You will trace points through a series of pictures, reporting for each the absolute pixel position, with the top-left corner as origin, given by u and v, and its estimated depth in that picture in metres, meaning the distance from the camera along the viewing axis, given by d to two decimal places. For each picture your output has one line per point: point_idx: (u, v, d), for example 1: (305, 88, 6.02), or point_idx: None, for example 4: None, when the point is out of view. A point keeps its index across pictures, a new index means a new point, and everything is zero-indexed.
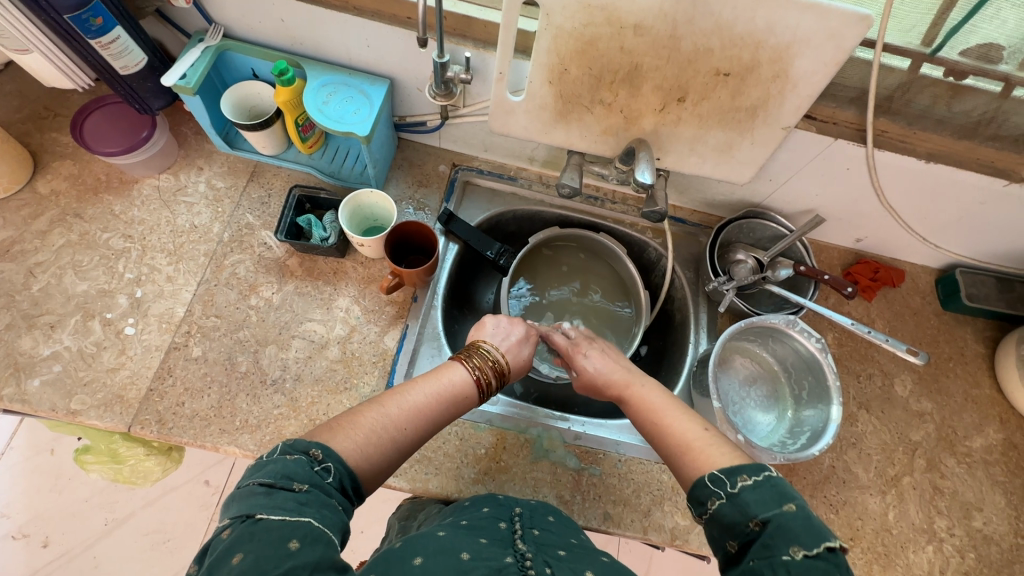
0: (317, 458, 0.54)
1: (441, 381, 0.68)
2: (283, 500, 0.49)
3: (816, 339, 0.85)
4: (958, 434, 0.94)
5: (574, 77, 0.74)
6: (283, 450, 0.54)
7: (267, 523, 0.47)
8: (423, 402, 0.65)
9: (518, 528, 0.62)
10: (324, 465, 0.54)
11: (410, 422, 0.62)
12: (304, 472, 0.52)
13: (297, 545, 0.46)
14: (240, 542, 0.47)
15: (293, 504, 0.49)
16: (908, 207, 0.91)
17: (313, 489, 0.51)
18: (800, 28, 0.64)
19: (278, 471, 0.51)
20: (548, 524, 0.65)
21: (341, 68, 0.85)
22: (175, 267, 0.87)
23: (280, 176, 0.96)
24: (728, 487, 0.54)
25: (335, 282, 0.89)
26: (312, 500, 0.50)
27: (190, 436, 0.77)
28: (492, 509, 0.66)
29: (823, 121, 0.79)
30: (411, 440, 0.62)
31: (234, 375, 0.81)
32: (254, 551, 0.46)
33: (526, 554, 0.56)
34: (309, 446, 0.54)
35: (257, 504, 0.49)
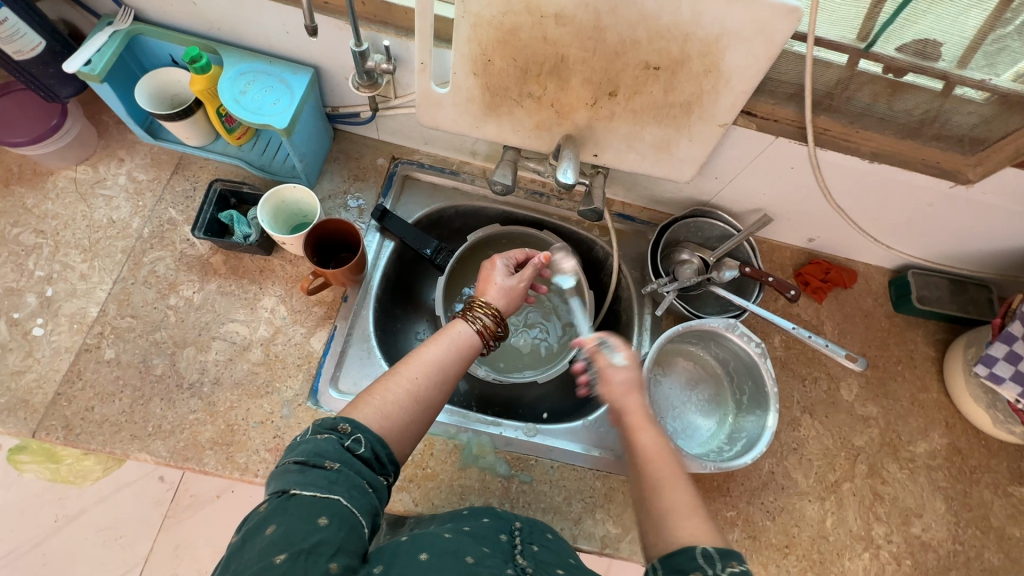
0: (346, 433, 0.56)
1: (452, 333, 0.68)
2: (316, 478, 0.52)
3: (756, 343, 0.83)
4: (903, 439, 0.93)
5: (499, 69, 0.70)
6: (314, 430, 0.56)
7: (299, 501, 0.49)
8: (439, 352, 0.66)
9: (518, 543, 0.61)
10: (354, 440, 0.55)
11: (423, 372, 0.62)
12: (335, 449, 0.54)
13: (324, 522, 0.48)
14: (272, 516, 0.49)
15: (324, 482, 0.51)
16: (857, 207, 0.88)
17: (344, 467, 0.53)
18: (727, 20, 0.61)
19: (309, 450, 0.53)
20: (548, 541, 0.64)
21: (261, 56, 0.80)
22: (89, 265, 0.83)
23: (206, 168, 0.91)
24: (717, 567, 0.47)
25: (261, 281, 0.85)
26: (341, 479, 0.52)
27: (98, 443, 0.74)
28: (492, 521, 0.65)
29: (763, 117, 0.75)
30: (428, 389, 0.61)
31: (148, 378, 0.78)
32: (284, 526, 0.48)
33: (527, 569, 0.56)
34: (340, 421, 0.56)
35: (291, 481, 0.51)
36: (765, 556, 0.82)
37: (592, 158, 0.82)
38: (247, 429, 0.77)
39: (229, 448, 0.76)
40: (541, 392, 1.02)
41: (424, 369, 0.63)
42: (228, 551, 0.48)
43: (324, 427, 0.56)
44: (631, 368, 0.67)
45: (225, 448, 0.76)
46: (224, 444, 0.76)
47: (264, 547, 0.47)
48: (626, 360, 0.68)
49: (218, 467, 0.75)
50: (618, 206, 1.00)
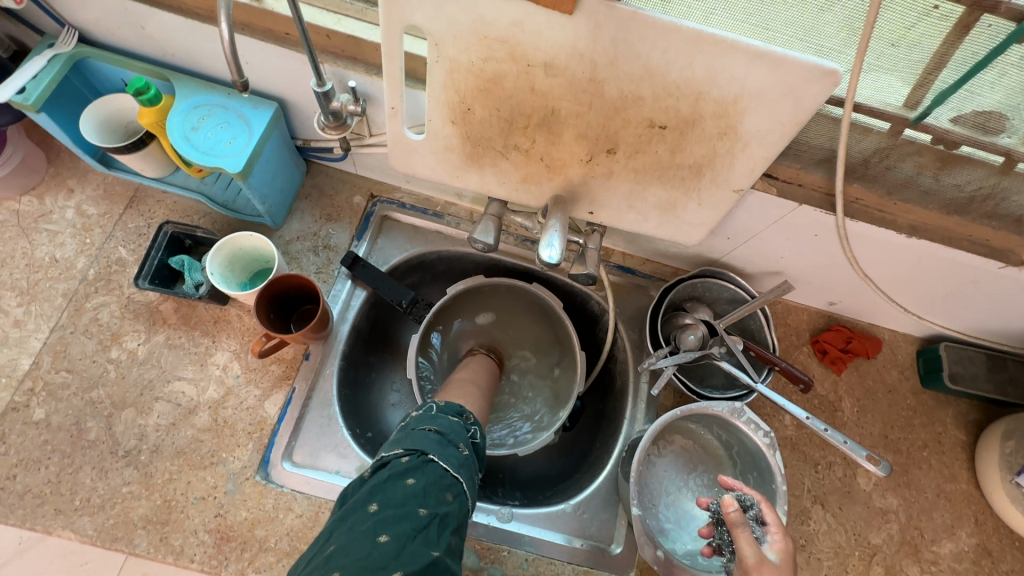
0: (469, 423, 0.65)
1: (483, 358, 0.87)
2: (450, 453, 0.58)
3: (764, 433, 0.73)
4: (925, 538, 0.83)
5: (480, 118, 0.61)
6: (444, 410, 0.64)
7: (438, 465, 0.56)
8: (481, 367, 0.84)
9: None
10: (474, 431, 0.64)
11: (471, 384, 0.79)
12: (462, 436, 0.61)
13: (451, 498, 0.55)
14: (412, 470, 0.55)
15: (455, 462, 0.58)
16: (888, 278, 0.77)
17: (469, 453, 0.60)
18: (748, 80, 0.51)
19: (446, 427, 0.61)
20: None
21: (219, 86, 0.72)
22: (26, 310, 0.75)
23: (164, 203, 0.83)
24: None
25: (214, 334, 0.77)
26: (465, 464, 0.59)
27: (18, 517, 0.66)
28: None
29: (785, 181, 0.65)
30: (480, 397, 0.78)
31: (80, 444, 0.70)
32: (425, 482, 0.54)
33: None
34: (468, 412, 0.65)
35: (431, 446, 0.57)
36: None
37: (587, 216, 0.72)
38: (186, 506, 0.69)
39: (163, 528, 0.68)
40: (524, 456, 0.93)
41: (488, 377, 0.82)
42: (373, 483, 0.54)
43: (452, 411, 0.64)
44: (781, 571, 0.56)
45: (159, 527, 0.68)
46: (159, 523, 0.68)
47: (407, 496, 0.52)
48: (777, 556, 0.58)
49: (150, 550, 0.67)
50: (617, 256, 0.90)
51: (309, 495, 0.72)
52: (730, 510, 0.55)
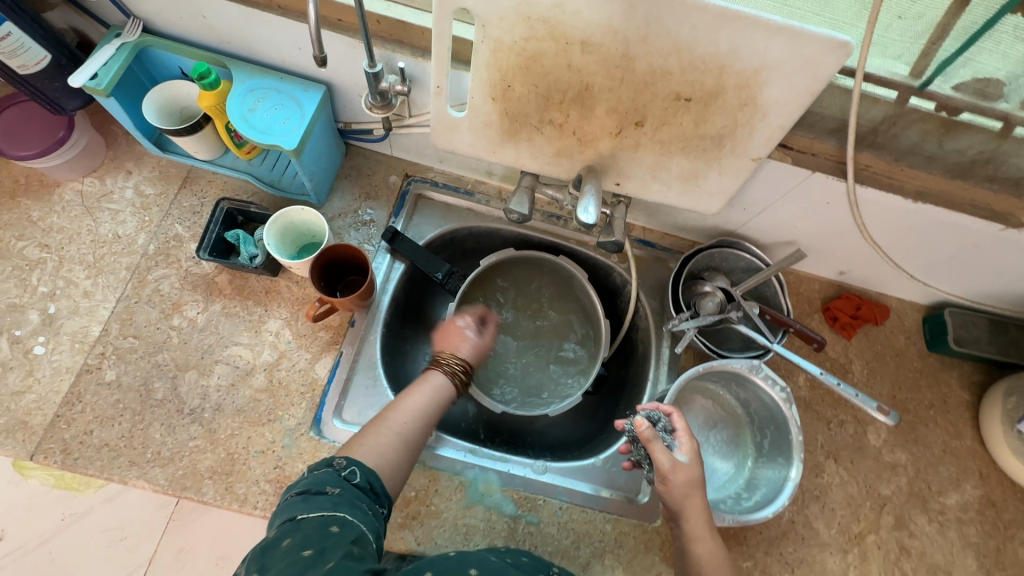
0: (342, 467, 0.60)
1: (429, 383, 0.75)
2: (319, 501, 0.54)
3: (781, 388, 0.78)
4: (932, 490, 0.88)
5: (519, 95, 0.67)
6: (311, 468, 0.59)
7: (308, 518, 0.53)
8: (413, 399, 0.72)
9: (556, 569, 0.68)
10: (350, 472, 0.59)
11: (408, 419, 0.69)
12: (334, 479, 0.57)
13: (337, 528, 0.52)
14: (285, 535, 0.52)
15: (328, 503, 0.54)
16: (895, 244, 0.83)
17: (346, 489, 0.57)
18: (768, 53, 0.56)
19: (309, 482, 0.57)
20: None
21: (272, 72, 0.77)
22: (93, 281, 0.81)
23: (214, 183, 0.89)
24: None
25: (266, 303, 0.83)
26: (343, 499, 0.55)
27: (96, 468, 0.72)
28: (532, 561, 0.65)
29: (800, 151, 0.71)
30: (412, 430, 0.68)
31: (149, 403, 0.76)
32: (299, 536, 0.51)
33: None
34: (336, 457, 0.60)
35: (297, 508, 0.54)
36: None
37: (614, 187, 0.77)
38: (248, 458, 0.75)
39: (228, 478, 0.74)
40: (552, 420, 0.99)
41: (416, 411, 0.70)
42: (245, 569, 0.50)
43: (322, 464, 0.60)
44: (690, 468, 0.66)
45: (225, 477, 0.74)
46: (223, 473, 0.74)
47: (284, 553, 0.49)
48: (688, 456, 0.67)
49: (217, 497, 0.73)
50: (638, 231, 0.96)
51: None
52: (641, 429, 0.65)
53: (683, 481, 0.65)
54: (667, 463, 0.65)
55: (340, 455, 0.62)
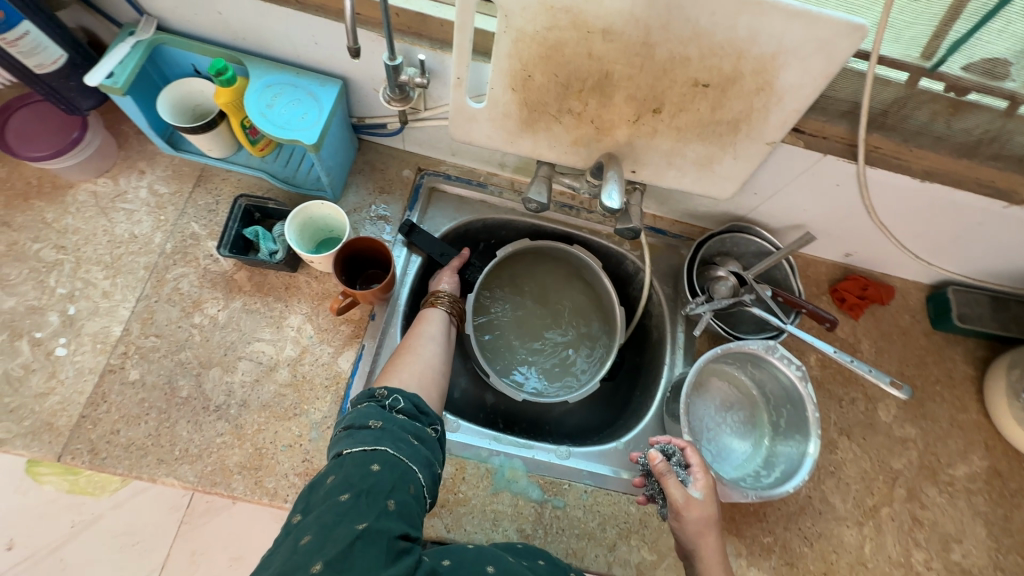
0: (384, 398, 0.63)
1: (430, 318, 0.82)
2: (363, 436, 0.58)
3: (797, 367, 0.80)
4: (941, 462, 0.91)
5: (539, 85, 0.68)
6: (355, 403, 0.64)
7: (352, 454, 0.56)
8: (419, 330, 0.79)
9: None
10: (392, 401, 0.63)
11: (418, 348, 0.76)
12: (378, 413, 0.61)
13: (377, 466, 0.55)
14: (333, 470, 0.56)
15: (371, 438, 0.58)
16: (902, 225, 0.85)
17: (387, 424, 0.60)
18: (786, 37, 0.58)
19: (356, 416, 0.61)
20: None
21: (288, 67, 0.78)
22: (112, 282, 0.80)
23: (229, 181, 0.89)
24: None
25: (287, 299, 0.83)
26: (386, 433, 0.59)
27: (124, 467, 0.72)
28: (549, 565, 0.62)
29: (811, 134, 0.72)
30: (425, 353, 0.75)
31: (174, 401, 0.76)
32: (343, 474, 0.54)
33: None
34: (376, 390, 0.64)
35: (344, 444, 0.58)
36: None
37: (629, 175, 0.79)
38: (276, 453, 0.75)
39: (257, 473, 0.74)
40: (569, 408, 1.00)
41: (425, 339, 0.78)
42: (299, 501, 0.54)
43: (365, 397, 0.64)
44: (705, 506, 0.67)
45: (254, 472, 0.74)
46: (252, 468, 0.74)
47: (328, 491, 0.53)
48: (702, 494, 0.68)
49: (247, 492, 0.73)
50: (649, 219, 0.97)
51: None
52: (656, 462, 0.67)
53: (696, 518, 0.67)
54: (680, 498, 0.67)
55: (381, 387, 0.66)
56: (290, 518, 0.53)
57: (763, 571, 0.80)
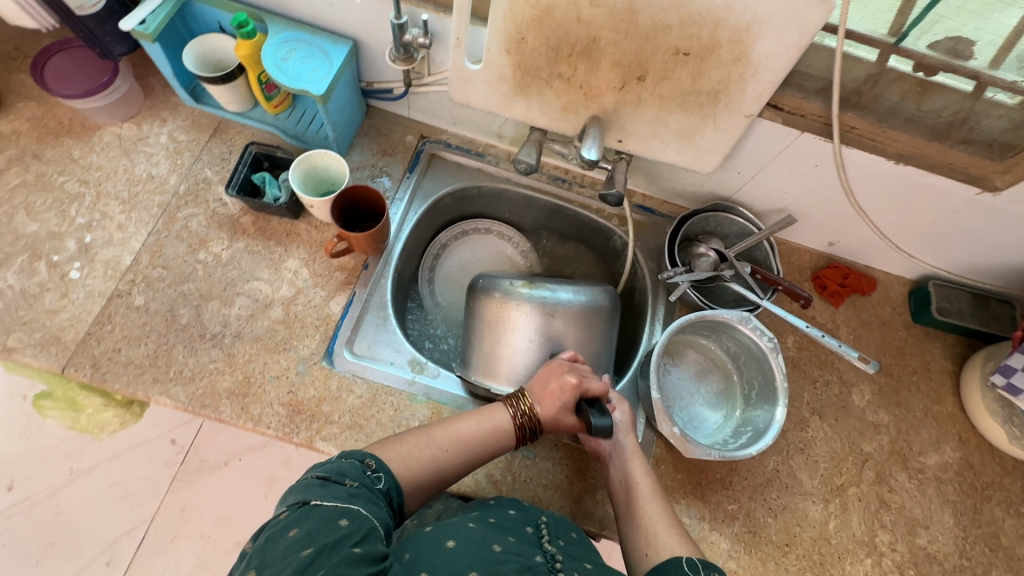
0: (370, 466, 0.63)
1: (488, 418, 0.74)
2: (337, 490, 0.58)
3: (768, 338, 0.82)
4: (913, 449, 0.92)
5: (532, 48, 0.73)
6: (340, 457, 0.64)
7: (321, 507, 0.56)
8: (466, 430, 0.72)
9: (545, 534, 0.67)
10: (375, 476, 0.63)
11: (452, 447, 0.70)
12: (356, 471, 0.61)
13: (345, 522, 0.54)
14: (297, 521, 0.55)
15: (344, 494, 0.58)
16: (881, 211, 0.88)
17: (362, 487, 0.60)
18: (759, 7, 0.62)
19: (334, 469, 0.61)
20: (574, 538, 0.70)
21: (305, 26, 0.84)
22: (127, 216, 0.86)
23: (243, 134, 0.95)
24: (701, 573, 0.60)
25: (287, 244, 0.88)
26: (359, 493, 0.59)
27: (122, 383, 0.77)
28: (519, 514, 0.70)
29: (790, 111, 0.77)
30: (451, 462, 0.69)
31: (173, 326, 0.81)
32: (307, 527, 0.54)
33: (554, 556, 0.63)
34: (366, 457, 0.64)
35: (313, 492, 0.58)
36: (765, 552, 0.82)
37: (616, 144, 0.83)
38: (263, 382, 0.80)
39: (245, 399, 0.79)
40: None
41: (460, 443, 0.71)
42: (256, 550, 0.54)
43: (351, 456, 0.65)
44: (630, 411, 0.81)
45: (241, 398, 0.79)
46: (240, 394, 0.79)
47: (290, 544, 0.52)
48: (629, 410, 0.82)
49: (233, 416, 0.78)
50: (639, 197, 1.01)
51: (367, 381, 0.83)
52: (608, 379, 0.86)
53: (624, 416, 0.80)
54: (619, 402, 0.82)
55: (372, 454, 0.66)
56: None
57: (725, 536, 0.82)
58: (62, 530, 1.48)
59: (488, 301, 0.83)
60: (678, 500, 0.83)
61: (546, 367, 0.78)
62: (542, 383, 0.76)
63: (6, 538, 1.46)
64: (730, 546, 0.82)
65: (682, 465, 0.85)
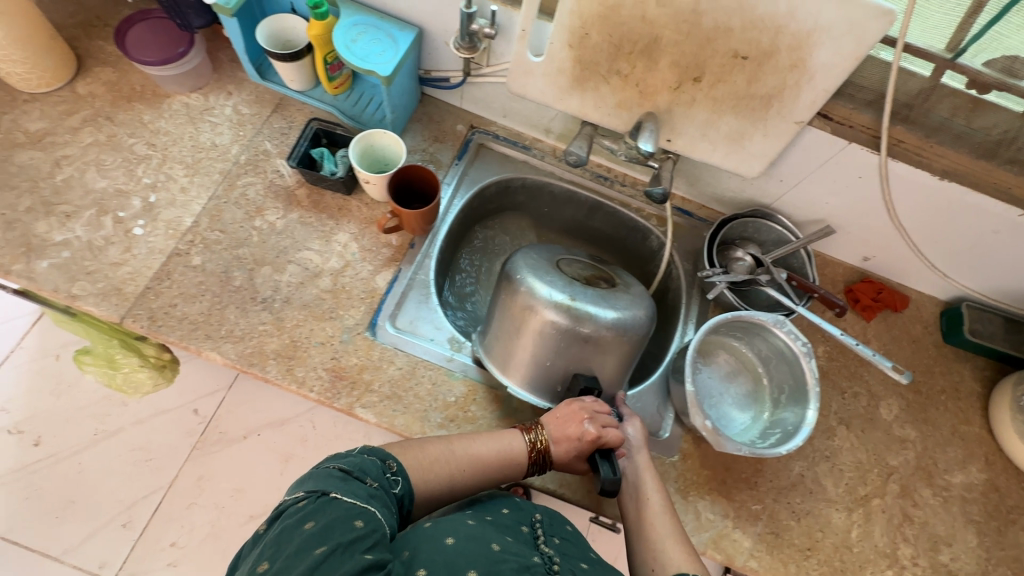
0: (390, 468, 0.67)
1: (502, 442, 0.76)
2: (356, 488, 0.60)
3: (802, 343, 0.84)
4: (938, 467, 0.92)
5: (594, 44, 0.76)
6: (360, 453, 0.66)
7: (340, 502, 0.58)
8: (483, 453, 0.74)
9: (540, 534, 0.72)
10: (391, 479, 0.66)
11: (467, 465, 0.73)
12: (375, 471, 0.64)
13: (361, 523, 0.56)
14: (314, 513, 0.57)
15: (363, 493, 0.60)
16: (920, 227, 0.89)
17: (379, 489, 0.63)
18: (820, 16, 0.64)
19: (354, 464, 0.64)
20: (565, 535, 0.76)
21: (375, 12, 0.88)
22: (190, 180, 0.90)
23: (303, 112, 0.99)
24: None
25: (338, 218, 0.92)
26: (376, 495, 0.61)
27: (176, 336, 0.80)
28: (512, 512, 0.75)
29: (838, 121, 0.78)
30: (465, 480, 0.72)
31: (228, 287, 0.84)
32: (325, 521, 0.55)
33: (551, 557, 0.67)
34: (388, 460, 0.67)
35: (333, 485, 0.60)
36: (786, 554, 0.83)
37: (665, 143, 0.86)
38: (309, 347, 0.83)
39: (290, 361, 0.81)
40: None
41: (474, 464, 0.73)
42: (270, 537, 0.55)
43: (372, 455, 0.67)
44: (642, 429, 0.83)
45: (287, 360, 0.81)
46: (286, 356, 0.82)
47: (307, 536, 0.54)
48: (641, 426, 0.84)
49: (279, 376, 0.80)
50: (678, 200, 1.04)
51: (407, 354, 0.85)
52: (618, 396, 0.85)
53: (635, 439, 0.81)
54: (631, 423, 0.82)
55: (392, 455, 0.69)
56: (256, 563, 0.53)
57: (747, 535, 0.83)
58: (82, 489, 1.51)
59: (525, 309, 0.79)
60: (703, 496, 0.84)
61: (567, 408, 0.78)
62: (560, 426, 0.77)
63: (30, 493, 1.50)
64: (753, 546, 0.82)
65: (708, 463, 0.86)
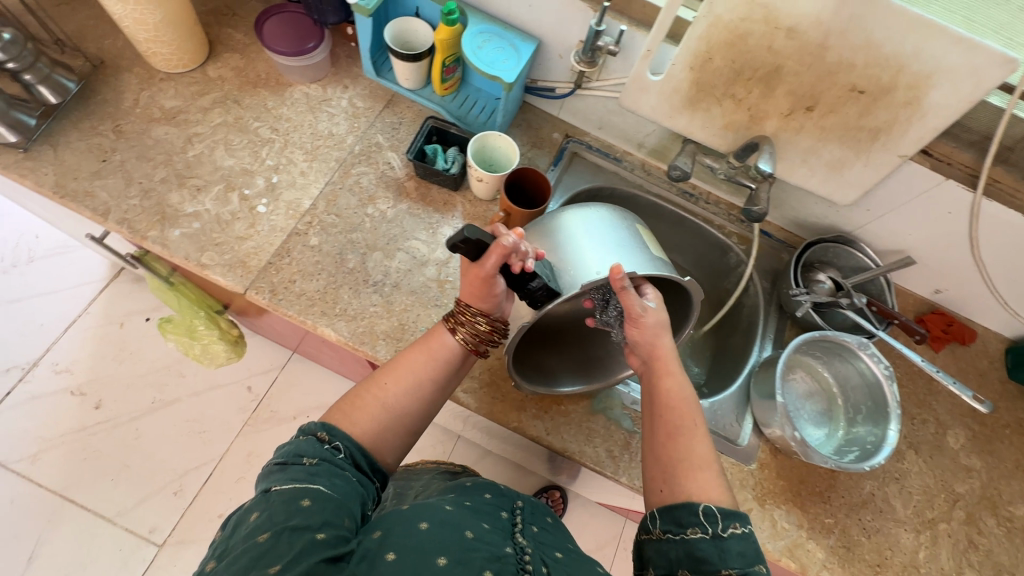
0: (325, 439, 0.61)
1: (433, 352, 0.71)
2: (296, 472, 0.57)
3: (885, 366, 0.87)
4: (1002, 498, 0.95)
5: (715, 68, 0.81)
6: (298, 433, 0.62)
7: (278, 491, 0.55)
8: (414, 364, 0.69)
9: (520, 521, 0.67)
10: (333, 444, 0.61)
11: (394, 381, 0.68)
12: (313, 449, 0.59)
13: (306, 503, 0.53)
14: (257, 505, 0.55)
15: (303, 475, 0.56)
16: (1001, 265, 0.93)
17: (320, 463, 0.58)
18: (945, 59, 0.69)
19: (290, 451, 0.60)
20: (549, 523, 0.72)
21: (498, 21, 0.94)
22: (308, 164, 0.96)
23: (411, 109, 1.04)
24: (717, 528, 0.54)
25: (444, 212, 0.97)
26: (318, 471, 0.57)
27: (295, 310, 0.85)
28: (495, 497, 0.72)
29: (938, 158, 0.84)
30: (397, 397, 0.67)
31: (342, 268, 0.89)
32: (266, 512, 0.53)
33: (524, 547, 0.60)
34: (318, 431, 0.62)
35: (273, 480, 0.57)
36: (857, 568, 0.85)
37: None
38: (416, 331, 0.87)
39: (398, 343, 0.86)
40: None
41: (409, 379, 0.68)
42: (224, 540, 0.54)
43: (308, 430, 0.62)
44: (658, 312, 0.71)
45: (396, 341, 0.86)
46: (395, 338, 0.86)
47: (251, 529, 0.52)
48: (654, 303, 0.72)
49: (388, 356, 0.85)
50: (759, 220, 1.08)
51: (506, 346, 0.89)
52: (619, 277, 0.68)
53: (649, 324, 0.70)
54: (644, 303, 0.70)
55: (331, 425, 0.64)
56: (206, 564, 0.52)
57: (820, 546, 0.86)
58: (136, 455, 1.55)
59: None
60: (779, 505, 0.87)
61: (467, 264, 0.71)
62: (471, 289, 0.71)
63: (86, 453, 1.54)
64: (826, 557, 0.85)
65: (784, 473, 0.90)
